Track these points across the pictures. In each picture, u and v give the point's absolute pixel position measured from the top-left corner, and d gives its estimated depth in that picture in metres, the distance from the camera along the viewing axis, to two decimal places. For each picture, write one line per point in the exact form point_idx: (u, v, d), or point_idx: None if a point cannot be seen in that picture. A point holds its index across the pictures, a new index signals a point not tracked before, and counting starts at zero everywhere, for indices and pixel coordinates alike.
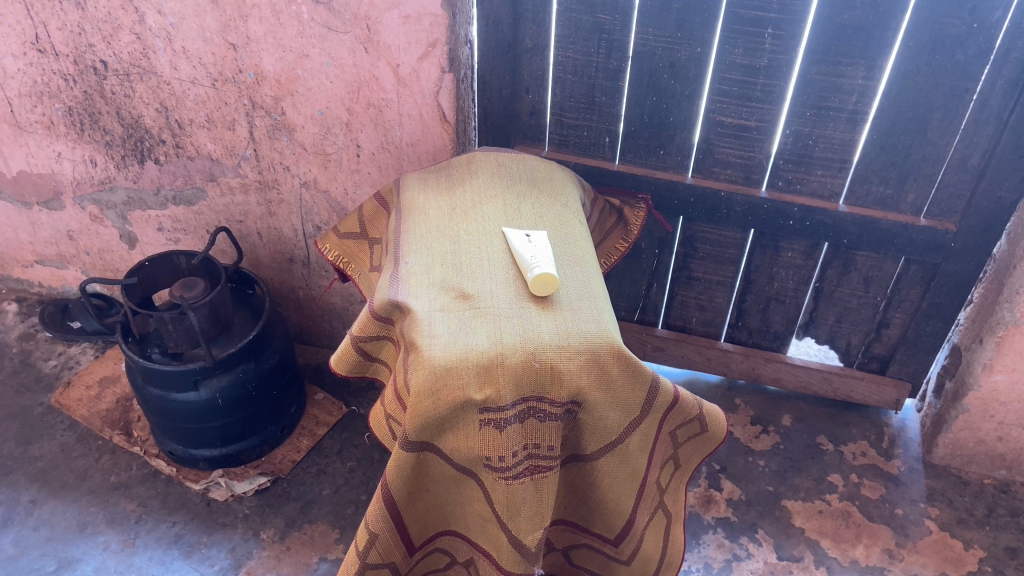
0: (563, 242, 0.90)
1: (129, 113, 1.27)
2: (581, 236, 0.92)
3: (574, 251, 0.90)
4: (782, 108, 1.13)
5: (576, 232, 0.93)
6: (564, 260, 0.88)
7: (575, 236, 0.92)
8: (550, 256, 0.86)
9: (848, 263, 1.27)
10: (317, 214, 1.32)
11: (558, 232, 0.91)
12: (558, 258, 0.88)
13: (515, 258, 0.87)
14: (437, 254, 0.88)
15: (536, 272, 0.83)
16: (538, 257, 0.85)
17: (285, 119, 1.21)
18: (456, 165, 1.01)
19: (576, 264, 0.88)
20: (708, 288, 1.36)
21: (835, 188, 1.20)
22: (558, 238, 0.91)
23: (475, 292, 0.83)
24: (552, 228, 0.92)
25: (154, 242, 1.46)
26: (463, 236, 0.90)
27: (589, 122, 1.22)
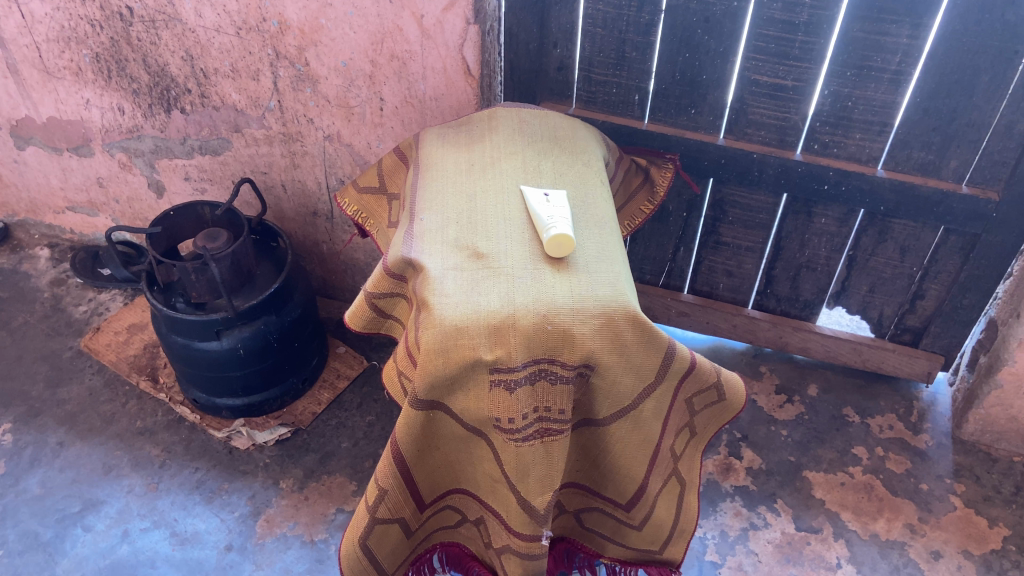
0: (584, 202, 0.88)
1: (155, 62, 1.26)
2: (601, 195, 0.90)
3: (593, 212, 0.88)
4: (822, 66, 1.09)
5: (597, 193, 0.90)
6: (583, 220, 0.86)
7: (595, 196, 0.89)
8: (567, 217, 0.84)
9: (884, 231, 1.23)
10: (341, 167, 1.31)
11: (577, 192, 0.89)
12: (578, 219, 0.86)
13: (532, 218, 0.85)
14: (454, 210, 0.86)
15: (552, 231, 0.81)
16: (556, 217, 0.83)
17: (309, 70, 1.19)
18: (477, 120, 0.98)
19: (595, 225, 0.86)
20: (736, 254, 1.33)
21: (874, 153, 1.15)
22: (578, 198, 0.88)
23: (489, 250, 0.82)
24: (572, 188, 0.89)
25: (181, 191, 1.46)
26: (480, 193, 0.88)
27: (619, 78, 1.18)
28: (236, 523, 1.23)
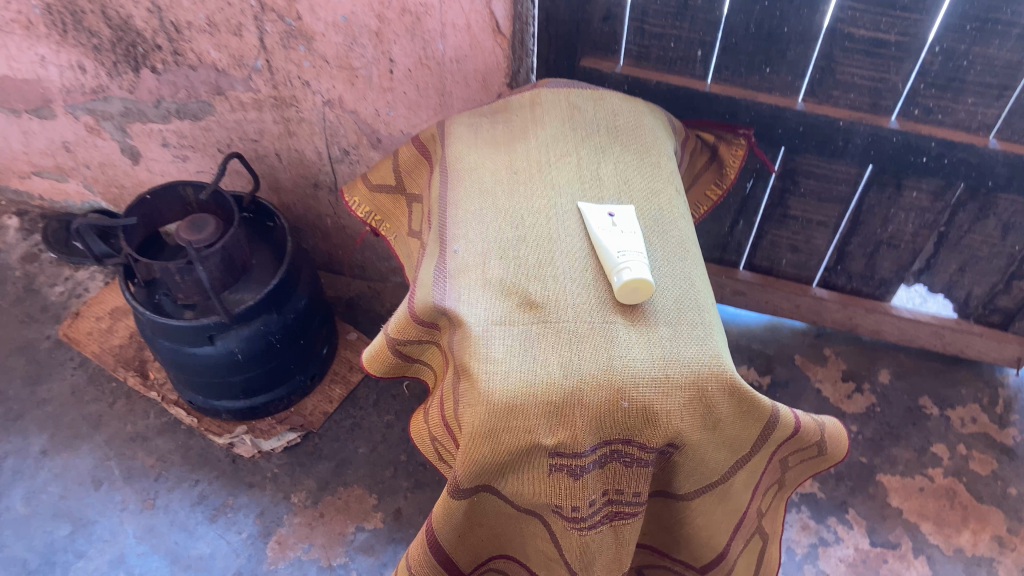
0: (657, 222, 0.70)
1: (115, 13, 1.03)
2: (678, 210, 0.71)
3: (670, 233, 0.69)
4: (935, 19, 0.87)
5: (673, 206, 0.71)
6: (659, 248, 0.68)
7: (671, 212, 0.71)
8: (640, 249, 0.66)
9: (987, 206, 1.04)
10: (344, 136, 1.12)
11: (648, 206, 0.71)
12: (651, 246, 0.68)
13: (594, 248, 0.67)
14: (495, 238, 0.68)
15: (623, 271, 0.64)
16: (627, 250, 0.65)
17: (302, 26, 0.98)
18: (515, 105, 0.79)
19: (674, 253, 0.68)
20: (805, 228, 1.15)
21: (987, 120, 0.96)
22: (649, 215, 0.70)
23: (543, 296, 0.64)
24: (640, 201, 0.71)
25: (160, 158, 1.27)
26: (525, 212, 0.69)
27: (679, 30, 0.97)
28: (244, 547, 1.10)
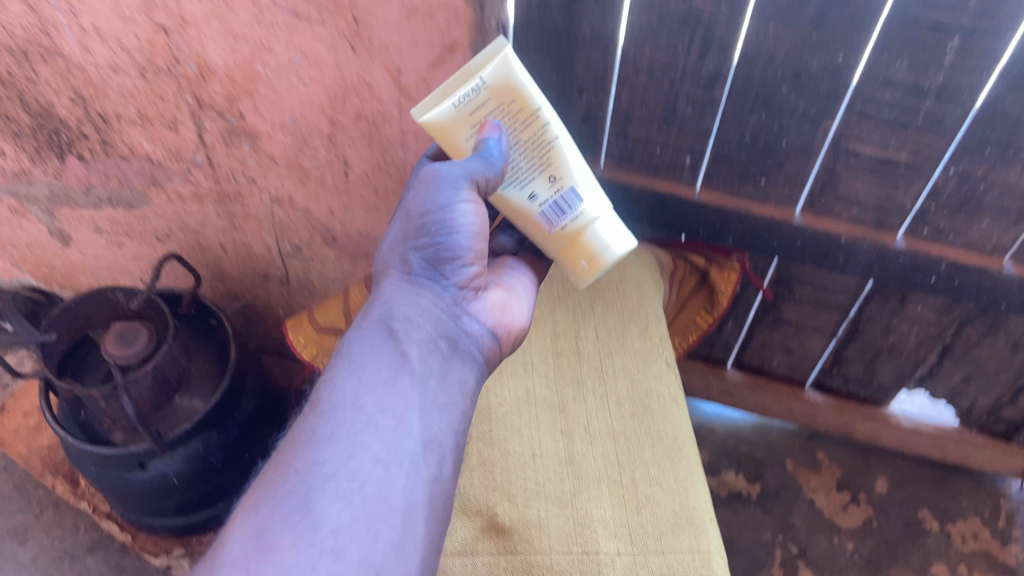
0: (502, 120, 0.59)
1: (35, 100, 0.94)
2: (492, 78, 0.57)
3: (539, 121, 0.60)
4: (950, 139, 0.79)
5: (486, 70, 0.57)
6: (545, 151, 0.62)
7: (509, 87, 0.58)
8: (569, 189, 0.63)
9: (998, 323, 0.95)
10: (295, 232, 1.02)
11: (451, 101, 0.57)
12: (527, 172, 0.62)
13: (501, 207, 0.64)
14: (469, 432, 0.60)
15: (484, 340, 0.60)
16: (543, 213, 0.64)
17: (245, 124, 0.88)
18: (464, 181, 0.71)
19: (567, 157, 0.62)
20: (801, 333, 1.06)
21: (1003, 243, 0.87)
22: (467, 120, 0.58)
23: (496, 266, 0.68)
24: (440, 102, 0.58)
25: (92, 243, 1.17)
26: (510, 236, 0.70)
27: (667, 137, 0.86)
28: None
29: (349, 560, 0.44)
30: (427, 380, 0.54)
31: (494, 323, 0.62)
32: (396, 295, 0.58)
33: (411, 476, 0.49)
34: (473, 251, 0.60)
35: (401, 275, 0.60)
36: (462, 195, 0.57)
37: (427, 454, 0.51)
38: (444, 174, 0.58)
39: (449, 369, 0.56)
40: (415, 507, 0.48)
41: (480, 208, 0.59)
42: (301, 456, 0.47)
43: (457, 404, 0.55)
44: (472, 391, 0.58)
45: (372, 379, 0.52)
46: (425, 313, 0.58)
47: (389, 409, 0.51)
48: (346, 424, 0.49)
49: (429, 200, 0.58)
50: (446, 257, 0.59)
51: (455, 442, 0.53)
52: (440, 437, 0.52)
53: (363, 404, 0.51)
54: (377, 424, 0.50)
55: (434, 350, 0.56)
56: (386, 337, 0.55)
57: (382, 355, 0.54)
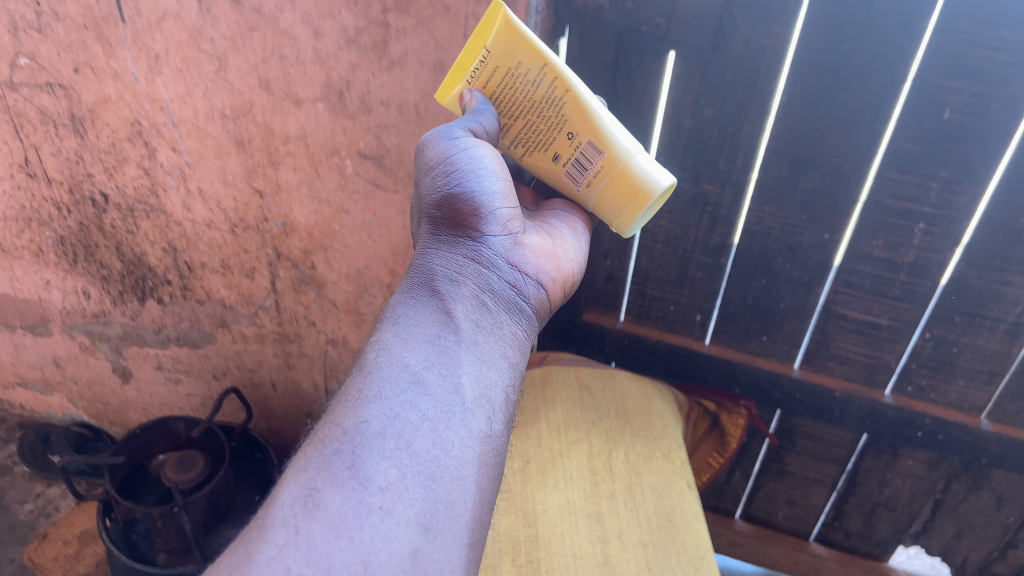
0: (514, 85, 0.61)
1: (130, 250, 1.09)
2: (495, 44, 0.59)
3: (550, 78, 0.61)
4: (924, 308, 0.92)
5: (488, 40, 0.59)
6: (561, 111, 0.62)
7: (513, 50, 0.59)
8: (591, 145, 0.63)
9: (981, 479, 1.04)
10: (344, 371, 1.16)
11: (465, 79, 0.62)
12: (548, 135, 0.64)
13: (536, 167, 0.66)
14: (517, 532, 0.68)
15: (528, 288, 0.60)
16: (570, 169, 0.65)
17: (315, 273, 1.04)
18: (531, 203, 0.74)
19: (585, 114, 0.62)
20: (802, 485, 1.15)
21: (977, 402, 0.98)
22: (481, 92, 0.62)
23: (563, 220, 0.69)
24: (456, 83, 0.62)
25: (150, 379, 1.30)
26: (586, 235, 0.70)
27: (679, 296, 1.01)
28: None
29: (401, 517, 0.41)
30: (474, 336, 0.53)
31: (537, 271, 0.62)
32: (436, 258, 0.58)
33: (464, 424, 0.47)
34: (502, 197, 0.60)
35: (439, 237, 0.59)
36: (470, 143, 0.57)
37: (478, 406, 0.48)
38: (452, 131, 0.58)
39: (498, 322, 0.55)
40: (470, 452, 0.46)
41: (494, 154, 0.59)
42: (349, 415, 0.45)
43: (507, 360, 0.53)
44: (524, 342, 0.57)
45: (417, 338, 0.50)
46: (466, 270, 0.57)
47: (435, 363, 0.49)
48: (392, 381, 0.47)
49: (442, 153, 0.58)
50: (477, 205, 0.58)
51: (509, 395, 0.52)
52: (489, 387, 0.50)
53: (408, 363, 0.49)
54: (423, 380, 0.48)
55: (479, 307, 0.55)
56: (429, 297, 0.54)
57: (426, 315, 0.53)
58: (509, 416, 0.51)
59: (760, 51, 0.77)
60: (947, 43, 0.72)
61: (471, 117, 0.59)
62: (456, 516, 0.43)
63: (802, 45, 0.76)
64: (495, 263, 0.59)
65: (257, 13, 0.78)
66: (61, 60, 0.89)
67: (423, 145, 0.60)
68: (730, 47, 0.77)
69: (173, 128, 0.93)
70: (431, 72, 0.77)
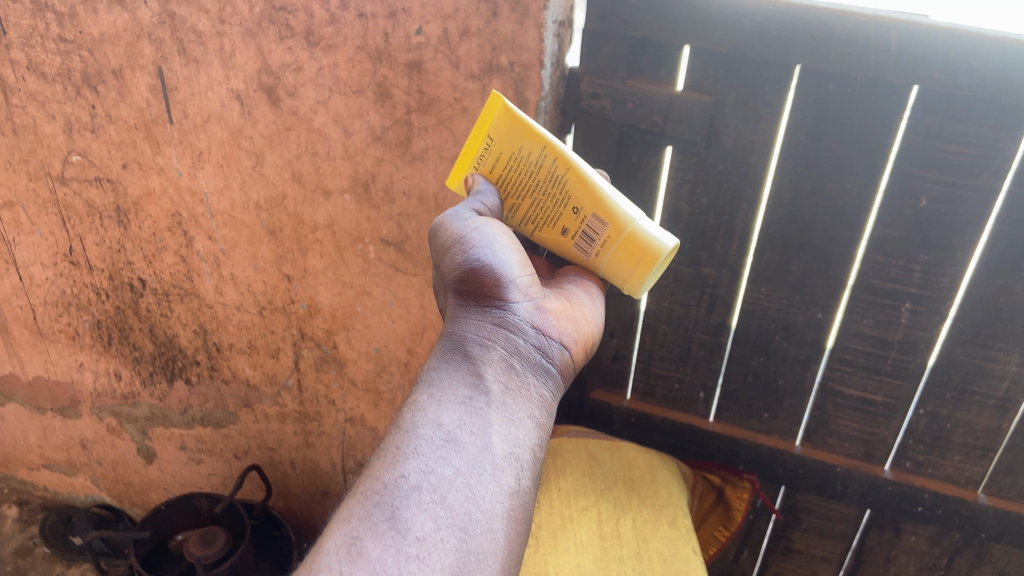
0: (517, 168, 0.68)
1: (163, 332, 1.16)
2: (496, 133, 0.67)
3: (551, 159, 0.67)
4: (916, 384, 0.97)
5: (491, 130, 0.67)
6: (564, 188, 0.68)
7: (513, 137, 0.67)
8: (594, 216, 0.68)
9: (982, 553, 1.07)
10: (361, 449, 1.22)
11: (472, 165, 0.69)
12: (553, 212, 0.69)
13: (549, 242, 0.71)
14: None
15: (552, 350, 0.64)
16: (579, 240, 0.70)
17: (337, 352, 1.10)
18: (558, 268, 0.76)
19: (585, 189, 0.68)
20: (810, 562, 1.19)
21: (974, 475, 1.02)
22: (488, 176, 0.69)
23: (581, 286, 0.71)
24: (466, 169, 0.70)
25: (173, 459, 1.36)
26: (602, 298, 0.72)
27: (682, 374, 1.06)
28: None
29: (439, 565, 0.45)
30: (502, 398, 0.56)
31: (560, 333, 0.65)
32: (466, 323, 0.61)
33: (493, 481, 0.50)
34: (518, 267, 0.64)
35: (466, 302, 0.63)
36: (480, 221, 0.63)
37: (507, 465, 0.52)
38: (463, 212, 0.64)
39: (524, 384, 0.59)
40: (498, 507, 0.49)
41: (502, 229, 0.65)
42: (388, 469, 0.49)
43: (534, 421, 0.57)
44: (550, 403, 0.60)
45: (449, 399, 0.55)
46: (493, 333, 0.61)
47: (467, 424, 0.53)
48: (427, 438, 0.51)
49: (458, 232, 0.63)
50: (500, 273, 0.62)
51: (535, 454, 0.55)
52: (517, 446, 0.54)
53: (442, 422, 0.53)
54: (456, 438, 0.52)
55: (506, 370, 0.59)
56: (459, 360, 0.58)
57: (456, 378, 0.57)
58: (536, 475, 0.55)
59: (749, 146, 0.85)
60: (919, 137, 0.79)
61: (473, 199, 0.66)
62: (488, 568, 0.46)
63: (788, 140, 0.83)
64: (521, 326, 0.62)
65: (294, 113, 0.87)
66: (111, 157, 0.98)
67: (441, 223, 0.65)
68: (722, 141, 0.85)
69: (210, 218, 1.01)
70: (450, 165, 0.85)
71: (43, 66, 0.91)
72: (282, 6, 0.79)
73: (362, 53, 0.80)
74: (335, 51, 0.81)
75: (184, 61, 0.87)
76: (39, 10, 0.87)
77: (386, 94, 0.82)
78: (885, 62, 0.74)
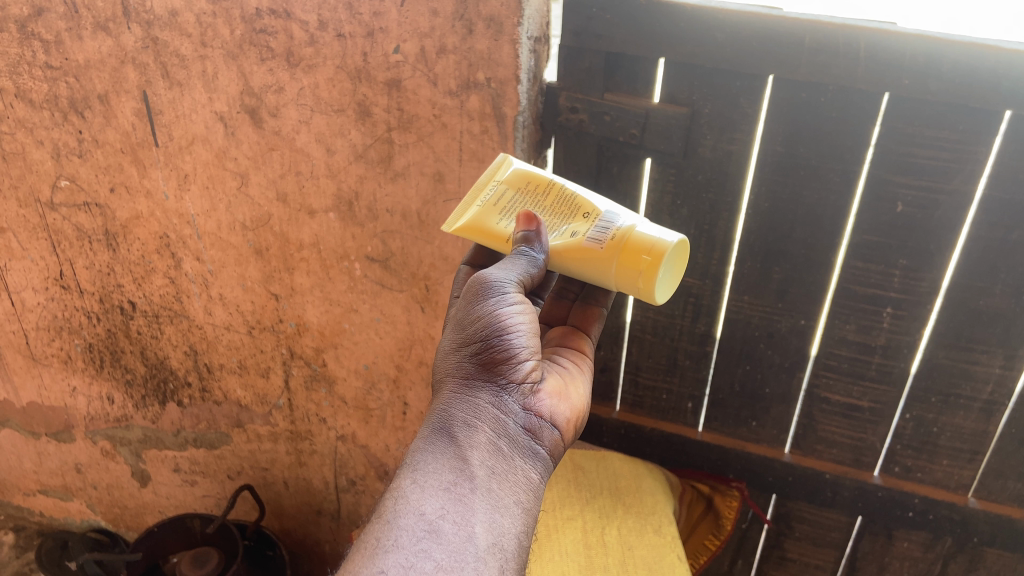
0: (524, 199, 0.70)
1: (153, 354, 1.17)
2: (506, 173, 0.71)
3: (557, 189, 0.70)
4: (901, 389, 0.97)
5: (500, 175, 0.72)
6: (571, 201, 0.69)
7: (522, 174, 0.71)
8: (604, 216, 0.67)
9: (975, 558, 1.07)
10: (352, 466, 1.22)
11: (477, 204, 0.71)
12: (563, 221, 0.68)
13: (561, 251, 0.67)
14: None
15: (545, 430, 0.65)
16: (590, 237, 0.66)
17: (326, 370, 1.10)
18: (550, 336, 0.79)
19: (592, 199, 0.68)
20: (804, 570, 1.19)
21: (963, 480, 1.03)
22: (491, 209, 0.70)
23: (573, 362, 0.74)
24: (469, 209, 0.71)
25: (168, 481, 1.37)
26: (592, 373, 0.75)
27: (670, 384, 1.07)
28: None
29: None
30: (488, 484, 0.58)
31: (554, 411, 0.66)
32: (457, 404, 0.63)
33: (474, 574, 0.51)
34: (527, 348, 0.65)
35: (462, 383, 0.64)
36: (514, 299, 0.64)
37: (489, 557, 0.53)
38: (510, 286, 0.64)
39: (512, 468, 0.60)
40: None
41: (528, 309, 0.65)
42: (368, 565, 0.51)
43: (520, 506, 0.58)
44: (539, 485, 0.62)
45: (434, 487, 0.56)
46: (485, 417, 0.62)
47: (450, 513, 0.54)
48: (409, 530, 0.53)
49: (490, 308, 0.64)
50: (501, 354, 0.64)
51: (520, 541, 0.56)
52: (502, 535, 0.55)
53: (425, 512, 0.54)
54: (438, 530, 0.53)
55: (494, 454, 0.60)
56: (447, 446, 0.60)
57: (441, 464, 0.58)
58: (520, 561, 0.56)
59: (726, 156, 0.86)
60: (893, 143, 0.80)
61: (523, 266, 0.65)
62: None
63: (765, 149, 0.84)
64: (514, 407, 0.64)
65: (277, 134, 0.88)
66: (99, 180, 0.99)
67: (473, 293, 0.65)
68: (700, 152, 0.86)
69: (198, 239, 1.02)
70: (431, 181, 0.86)
71: (30, 93, 0.92)
72: (262, 28, 0.81)
73: (341, 72, 0.82)
74: (315, 71, 0.82)
75: (168, 84, 0.88)
76: (26, 38, 0.88)
77: (366, 112, 0.83)
78: (855, 71, 0.75)
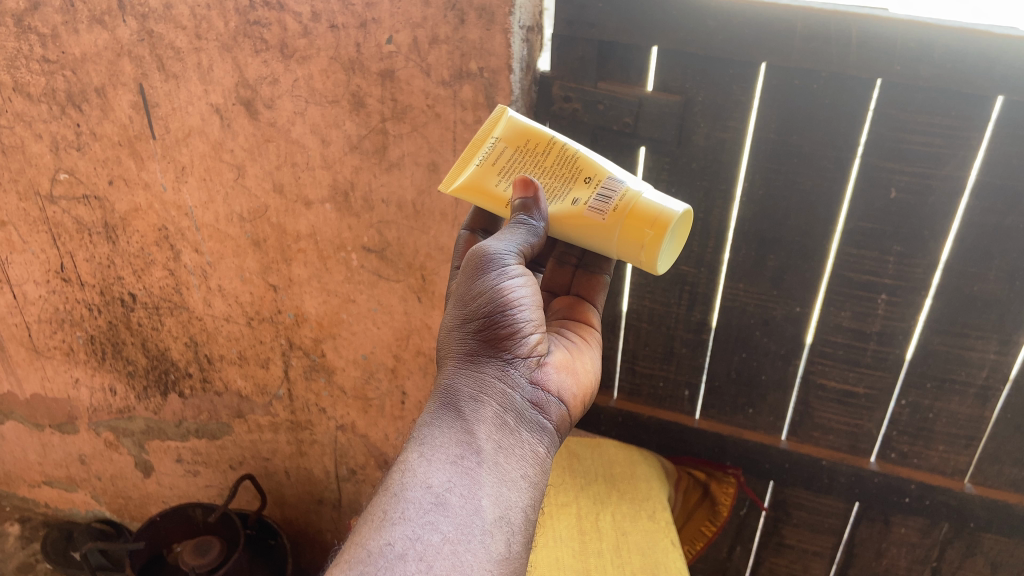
0: (523, 158, 0.68)
1: (154, 345, 1.18)
2: (503, 129, 0.69)
3: (558, 147, 0.68)
4: (897, 375, 0.97)
5: (496, 129, 0.69)
6: (573, 162, 0.68)
7: (519, 130, 0.69)
8: (606, 181, 0.66)
9: (972, 544, 1.08)
10: (353, 456, 1.23)
11: (475, 161, 0.69)
12: (563, 185, 0.67)
13: (561, 220, 0.67)
14: None
15: (549, 406, 0.66)
16: (592, 207, 0.66)
17: (325, 360, 1.11)
18: (555, 308, 0.79)
19: (593, 161, 0.67)
20: (802, 556, 1.20)
21: (959, 465, 1.03)
22: (490, 169, 0.68)
23: (580, 336, 0.75)
24: (467, 166, 0.69)
25: (171, 471, 1.38)
26: (599, 344, 0.76)
27: (667, 372, 1.07)
28: None
29: None
30: (494, 458, 0.58)
31: (559, 387, 0.67)
32: (462, 379, 0.63)
33: (481, 546, 0.52)
34: (531, 323, 0.65)
35: (465, 359, 0.65)
36: (517, 274, 0.64)
37: (496, 530, 0.54)
38: (510, 258, 0.64)
39: (518, 442, 0.61)
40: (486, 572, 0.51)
41: (530, 283, 0.66)
42: (375, 537, 0.51)
43: (526, 481, 0.59)
44: (544, 459, 0.62)
45: (440, 461, 0.57)
46: (490, 391, 0.63)
47: (457, 487, 0.55)
48: (416, 503, 0.53)
49: (492, 282, 0.64)
50: (504, 330, 0.64)
51: (526, 515, 0.57)
52: (508, 509, 0.56)
53: (431, 485, 0.55)
54: (445, 502, 0.54)
55: (499, 429, 0.61)
56: (453, 421, 0.60)
57: (448, 439, 0.59)
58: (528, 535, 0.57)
59: (720, 144, 0.86)
60: (885, 129, 0.80)
61: (522, 236, 0.64)
62: None
63: (758, 136, 0.84)
64: (518, 382, 0.64)
65: (272, 125, 0.89)
66: (97, 173, 1.00)
67: (473, 267, 0.65)
68: (694, 140, 0.86)
69: (196, 231, 1.02)
70: (425, 172, 0.87)
71: (28, 86, 0.93)
72: (255, 19, 0.81)
73: (335, 64, 0.82)
74: (309, 62, 0.83)
75: (164, 77, 0.89)
76: (23, 32, 0.89)
77: (360, 103, 0.84)
78: (846, 57, 0.75)
